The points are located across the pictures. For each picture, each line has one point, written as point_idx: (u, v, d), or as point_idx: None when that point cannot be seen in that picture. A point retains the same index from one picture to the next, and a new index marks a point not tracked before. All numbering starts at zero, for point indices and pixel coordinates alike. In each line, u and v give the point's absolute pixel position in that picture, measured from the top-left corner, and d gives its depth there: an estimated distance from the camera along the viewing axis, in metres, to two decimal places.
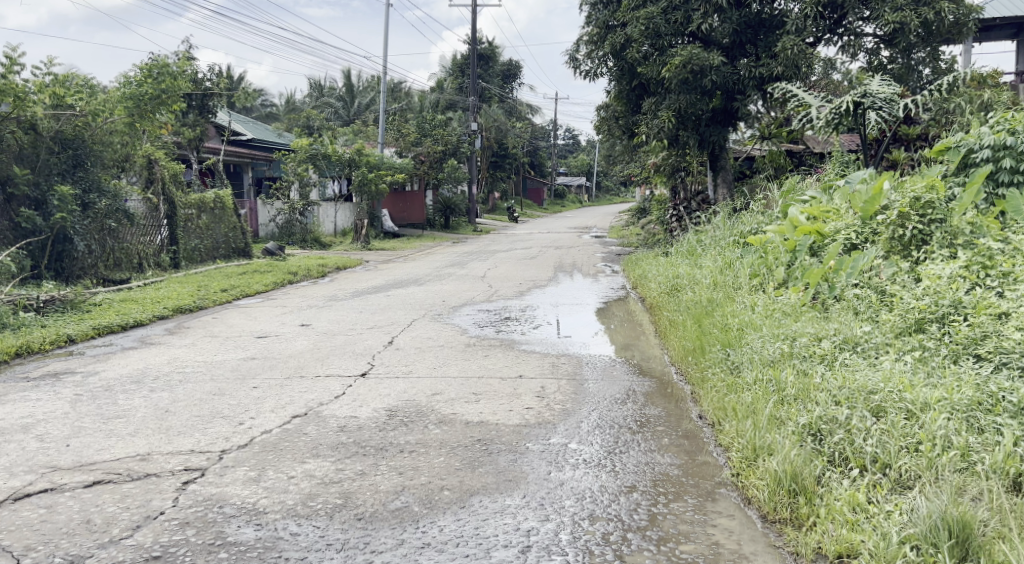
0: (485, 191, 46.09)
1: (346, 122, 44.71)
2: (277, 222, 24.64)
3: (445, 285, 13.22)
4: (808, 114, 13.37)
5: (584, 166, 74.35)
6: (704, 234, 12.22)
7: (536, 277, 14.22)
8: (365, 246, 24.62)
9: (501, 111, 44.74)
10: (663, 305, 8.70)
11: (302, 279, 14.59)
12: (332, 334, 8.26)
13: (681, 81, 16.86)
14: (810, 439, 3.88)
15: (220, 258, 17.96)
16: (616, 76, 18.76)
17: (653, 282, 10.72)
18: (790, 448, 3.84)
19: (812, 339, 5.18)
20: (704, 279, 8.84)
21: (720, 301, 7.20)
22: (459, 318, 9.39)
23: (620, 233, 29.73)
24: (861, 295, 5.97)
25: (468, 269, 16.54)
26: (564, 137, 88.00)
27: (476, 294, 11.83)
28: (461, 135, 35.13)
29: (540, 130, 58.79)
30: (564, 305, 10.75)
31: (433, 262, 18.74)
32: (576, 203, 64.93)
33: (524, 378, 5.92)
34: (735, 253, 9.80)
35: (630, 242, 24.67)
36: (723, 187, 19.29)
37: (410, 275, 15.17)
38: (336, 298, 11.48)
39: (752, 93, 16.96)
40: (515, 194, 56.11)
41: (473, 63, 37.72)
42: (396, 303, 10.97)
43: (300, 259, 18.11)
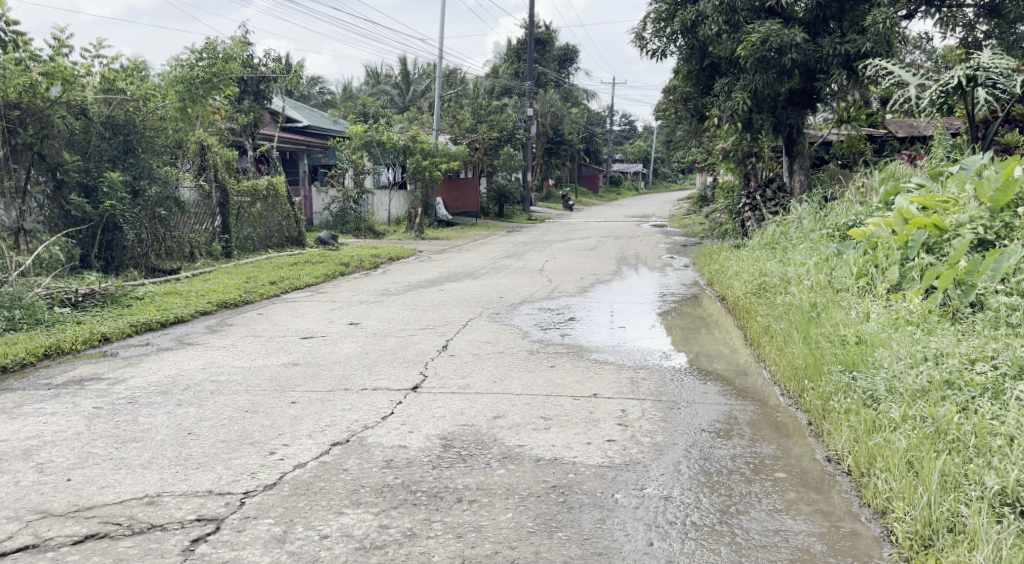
0: (540, 179, 45.21)
1: (402, 109, 44.16)
2: (332, 211, 24.16)
3: (503, 279, 12.39)
4: (905, 93, 12.71)
5: (640, 153, 72.87)
6: (788, 225, 11.24)
7: (600, 271, 13.31)
8: (420, 235, 23.98)
9: (558, 97, 43.75)
10: (752, 309, 7.81)
11: (353, 270, 13.94)
12: (383, 335, 7.50)
13: (758, 60, 15.82)
14: (1011, 516, 3.02)
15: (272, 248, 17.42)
16: (685, 56, 17.76)
17: (735, 279, 9.81)
18: (985, 530, 2.98)
19: (966, 361, 4.29)
20: (798, 279, 7.93)
21: (828, 311, 6.31)
22: (519, 318, 8.56)
23: (681, 222, 28.69)
24: (1012, 305, 5.06)
25: (525, 260, 15.72)
26: (620, 123, 86.63)
27: (538, 289, 10.99)
28: (518, 121, 34.36)
29: (596, 116, 57.63)
30: (633, 303, 9.84)
31: (490, 253, 17.95)
32: (632, 191, 63.60)
33: (599, 398, 5.07)
34: (830, 248, 8.84)
35: (693, 232, 23.58)
36: (800, 175, 18.06)
37: (466, 267, 14.38)
38: (389, 293, 10.73)
39: (836, 71, 15.80)
40: (569, 182, 55.16)
41: (530, 48, 36.89)
42: (454, 298, 10.17)
43: (353, 249, 17.49)
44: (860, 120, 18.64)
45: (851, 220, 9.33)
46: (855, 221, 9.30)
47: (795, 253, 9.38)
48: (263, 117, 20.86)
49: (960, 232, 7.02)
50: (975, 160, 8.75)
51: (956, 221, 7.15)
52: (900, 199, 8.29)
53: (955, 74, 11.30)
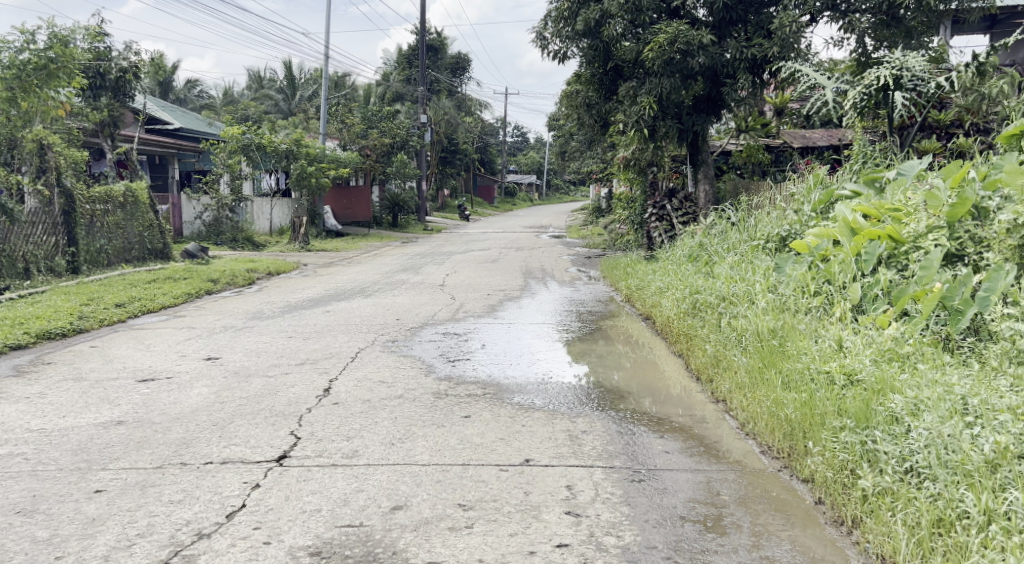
0: (434, 188, 43.70)
1: (287, 114, 41.89)
2: (204, 220, 22.14)
3: (398, 297, 10.95)
4: (823, 97, 12.10)
5: (533, 164, 72.21)
6: (707, 237, 10.22)
7: (507, 287, 12.04)
8: (304, 246, 22.17)
9: (452, 104, 42.37)
10: (691, 335, 6.80)
11: (223, 289, 12.23)
12: (248, 375, 6.00)
13: (664, 63, 14.93)
14: None
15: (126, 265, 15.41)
16: (588, 59, 16.75)
17: (659, 295, 8.78)
18: None
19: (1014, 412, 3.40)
20: (739, 297, 6.95)
21: (791, 339, 5.31)
22: (420, 348, 7.13)
23: (580, 232, 27.85)
24: None
25: (421, 274, 14.33)
26: (513, 134, 86.18)
27: (438, 309, 9.62)
28: (410, 128, 32.92)
29: (490, 125, 56.52)
30: (546, 326, 8.54)
31: (382, 267, 16.47)
32: (527, 201, 62.80)
33: (535, 467, 3.82)
34: (765, 261, 7.93)
35: (596, 242, 22.73)
36: (705, 184, 17.11)
37: (356, 284, 12.84)
38: (261, 317, 9.13)
39: (744, 76, 15.14)
40: (464, 192, 53.93)
41: (423, 55, 35.47)
42: (340, 322, 8.67)
43: (226, 263, 15.68)
44: (758, 129, 18.02)
45: (783, 229, 8.42)
46: (788, 231, 8.36)
47: (724, 266, 8.41)
48: (123, 116, 18.66)
49: (921, 244, 6.11)
50: (915, 164, 7.93)
51: (913, 231, 6.26)
52: (843, 206, 7.42)
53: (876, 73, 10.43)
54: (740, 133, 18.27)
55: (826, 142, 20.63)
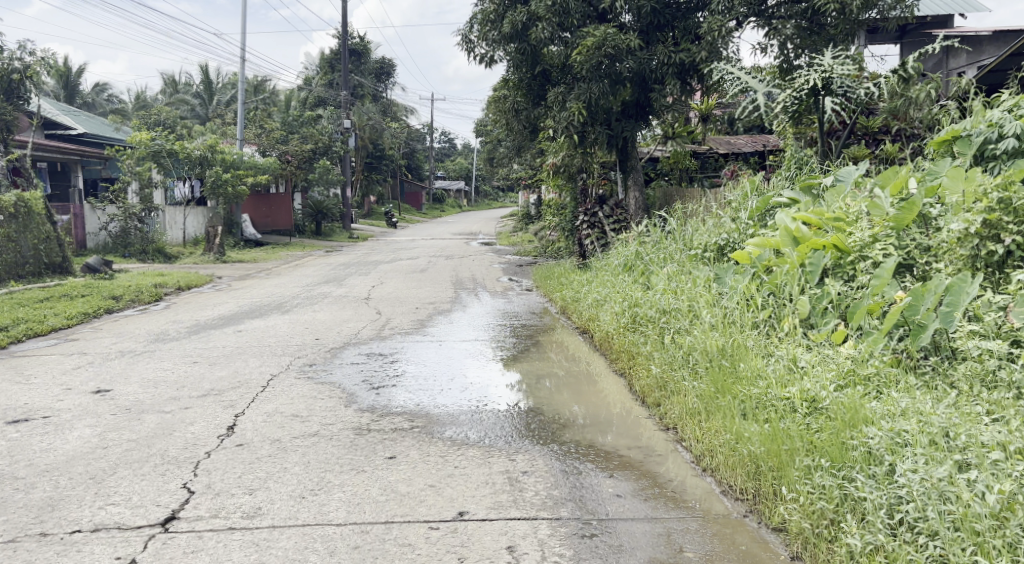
0: (360, 195, 42.69)
1: (204, 119, 40.38)
2: (110, 231, 20.97)
3: (318, 312, 10.30)
4: (756, 100, 11.89)
5: (461, 170, 71.46)
6: (643, 245, 9.83)
7: (435, 299, 11.48)
8: (220, 256, 21.17)
9: (377, 109, 41.45)
10: (633, 353, 6.39)
11: (125, 307, 11.37)
12: (141, 411, 5.35)
13: (592, 67, 14.63)
14: None
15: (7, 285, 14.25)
16: (514, 63, 16.28)
17: (596, 308, 8.36)
18: None
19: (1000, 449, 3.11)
20: (682, 311, 6.56)
21: (742, 359, 4.91)
22: (342, 373, 6.52)
23: (509, 239, 27.45)
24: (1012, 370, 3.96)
25: (345, 287, 13.69)
26: (439, 140, 85.41)
27: (361, 326, 9.02)
28: (333, 134, 32.02)
29: (417, 130, 55.63)
30: (477, 342, 8.01)
31: (303, 278, 15.75)
32: (456, 207, 62.08)
33: (470, 524, 3.35)
34: (705, 271, 7.57)
35: (526, 249, 22.35)
36: (634, 191, 16.82)
37: (274, 298, 12.10)
38: (165, 339, 8.39)
39: (672, 81, 14.91)
40: (391, 198, 53.01)
41: (345, 58, 34.51)
42: (253, 343, 8.01)
43: (132, 277, 14.76)
44: (685, 135, 17.93)
45: (721, 238, 8.07)
46: (726, 240, 8.02)
47: (662, 277, 8.04)
48: (17, 121, 17.29)
49: (868, 253, 5.73)
50: (851, 170, 7.63)
51: (858, 239, 5.89)
52: (782, 214, 7.10)
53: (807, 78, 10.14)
54: (666, 139, 18.16)
55: (751, 148, 20.63)
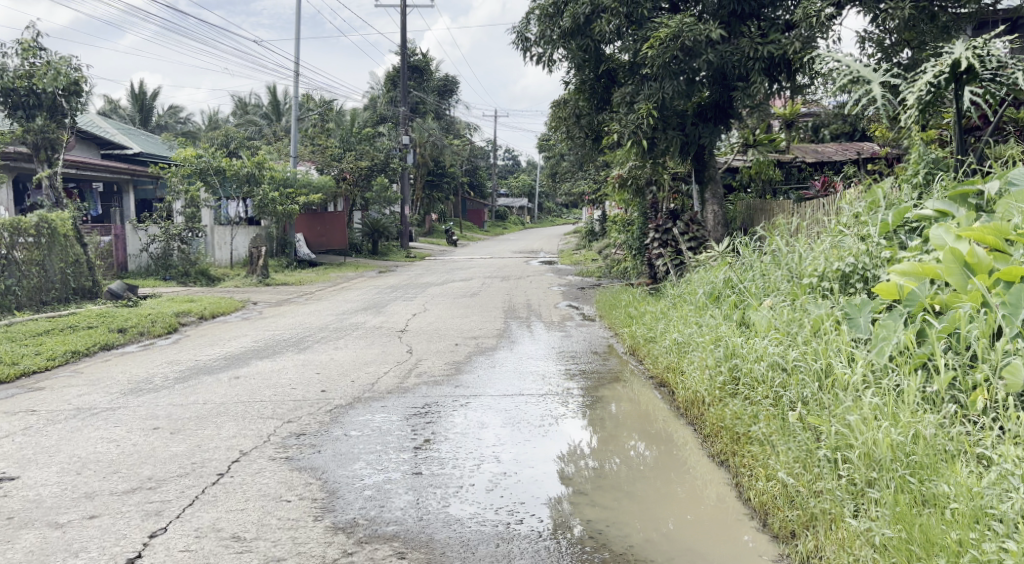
0: (420, 212, 41.34)
1: (263, 136, 39.63)
2: (151, 252, 19.94)
3: (341, 350, 8.64)
4: (870, 94, 9.60)
5: (525, 187, 70.34)
6: (734, 269, 7.85)
7: (481, 332, 9.71)
8: (264, 279, 19.85)
9: (437, 127, 40.06)
10: (735, 431, 4.52)
11: (129, 341, 9.97)
12: (29, 518, 3.76)
13: (665, 63, 12.70)
14: None
15: (23, 313, 13.08)
16: (576, 64, 14.52)
17: (677, 357, 6.38)
18: None
19: None
20: (802, 367, 4.66)
21: (939, 478, 3.15)
22: (332, 451, 4.80)
23: (572, 257, 25.65)
24: None
25: (384, 315, 12.06)
26: (503, 157, 84.19)
27: (384, 372, 7.30)
28: (392, 150, 30.66)
29: (480, 147, 54.24)
30: (523, 397, 6.13)
31: (343, 304, 14.24)
32: (519, 225, 60.56)
33: None
34: (825, 307, 5.59)
35: (591, 269, 20.49)
36: (712, 204, 14.76)
37: (298, 330, 10.51)
38: (142, 389, 6.83)
39: (760, 78, 12.80)
40: (453, 216, 51.70)
41: (405, 73, 33.06)
42: (242, 397, 6.36)
43: (156, 304, 13.52)
44: (767, 144, 15.91)
45: (847, 261, 6.00)
46: (853, 266, 5.95)
47: (766, 316, 6.05)
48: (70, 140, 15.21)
49: None
50: None
51: None
52: (941, 230, 5.08)
53: (949, 58, 7.57)
54: (746, 147, 16.10)
55: (842, 158, 18.28)
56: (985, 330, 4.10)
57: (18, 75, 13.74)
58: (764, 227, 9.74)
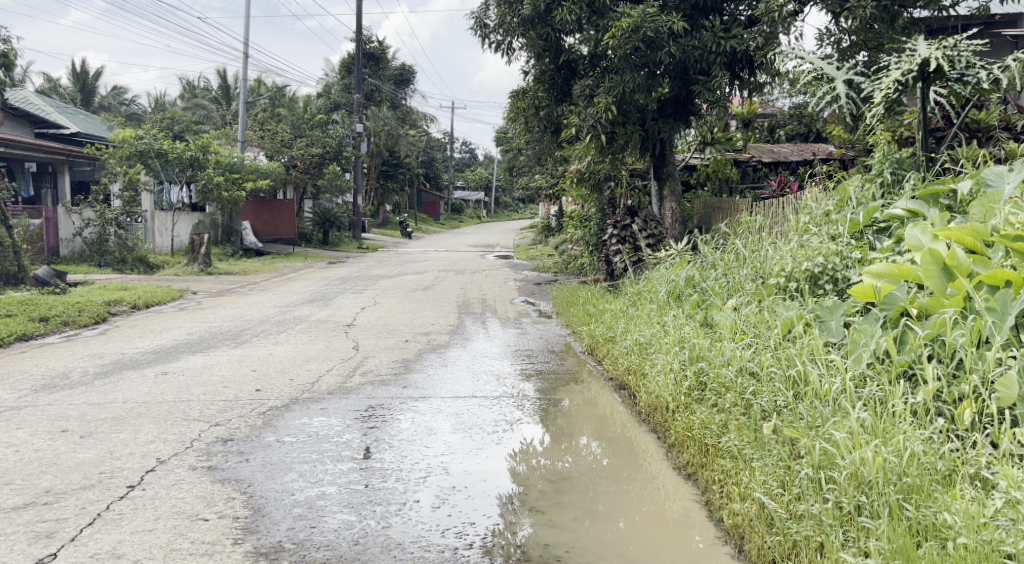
0: (374, 203, 40.60)
1: (212, 121, 38.50)
2: (85, 237, 19.04)
3: (281, 345, 8.13)
4: (835, 93, 9.18)
5: (480, 181, 69.95)
6: (697, 267, 7.50)
7: (433, 328, 9.26)
8: (206, 268, 19.07)
9: (392, 117, 39.30)
10: (702, 442, 4.16)
11: (51, 332, 9.34)
12: None
13: (626, 55, 12.33)
14: None
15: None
16: (534, 53, 14.10)
17: (637, 359, 6.00)
18: None
19: None
20: (773, 372, 4.30)
21: (940, 507, 2.83)
22: (260, 462, 4.32)
23: (527, 252, 25.26)
24: None
25: (330, 308, 11.54)
26: (460, 150, 83.55)
27: (326, 370, 6.83)
28: (345, 138, 29.89)
29: (436, 139, 53.58)
30: (474, 401, 5.69)
31: (288, 296, 13.66)
32: (474, 219, 60.05)
33: None
34: (794, 309, 5.25)
35: (546, 265, 20.16)
36: (671, 201, 14.30)
37: (238, 322, 9.96)
38: (57, 386, 6.27)
39: (721, 73, 12.45)
40: (408, 208, 50.97)
41: (359, 60, 32.24)
42: (166, 396, 5.84)
43: (86, 293, 12.83)
44: (725, 142, 15.68)
45: (816, 261, 5.67)
46: (822, 266, 5.61)
47: (732, 317, 5.70)
48: None
49: None
50: (1004, 171, 5.29)
51: None
52: (916, 230, 4.75)
53: (917, 56, 7.11)
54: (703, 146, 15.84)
55: (799, 158, 18.13)
56: (973, 338, 3.79)
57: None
58: (727, 227, 9.40)
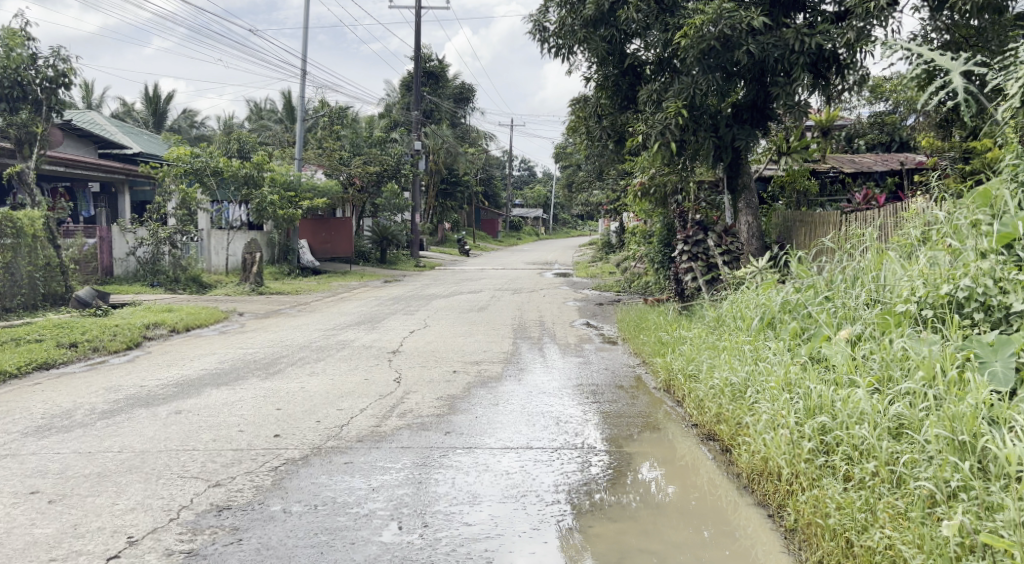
0: (432, 221, 39.97)
1: (274, 141, 38.46)
2: (139, 256, 18.66)
3: (315, 376, 7.23)
4: (951, 87, 7.57)
5: (540, 198, 69.22)
6: (795, 288, 6.31)
7: (485, 357, 8.25)
8: (257, 287, 18.47)
9: (452, 134, 38.67)
10: (845, 538, 3.22)
11: (77, 359, 8.68)
12: None
13: (700, 55, 11.19)
14: None
15: None
16: (597, 59, 13.08)
17: (730, 403, 4.89)
18: None
19: None
20: (931, 436, 3.32)
21: None
22: (254, 546, 3.45)
23: (588, 270, 24.13)
24: None
25: (376, 332, 10.67)
26: (521, 168, 83.11)
27: (359, 409, 5.90)
28: (403, 155, 29.24)
29: (496, 157, 52.94)
30: (528, 454, 4.67)
31: (336, 318, 12.88)
32: (533, 236, 59.19)
33: None
34: (938, 345, 4.13)
35: (610, 283, 19.03)
36: (746, 214, 13.12)
37: (275, 349, 9.14)
38: (52, 429, 5.49)
39: (803, 74, 11.11)
40: (466, 225, 50.34)
41: (417, 76, 31.64)
42: (168, 443, 4.98)
43: (128, 315, 12.23)
44: (802, 152, 13.27)
45: (960, 283, 4.53)
46: (971, 289, 4.48)
47: (849, 353, 4.58)
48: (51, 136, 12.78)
49: None
50: None
51: None
52: None
53: None
54: (777, 154, 13.62)
55: (884, 168, 16.49)
56: None
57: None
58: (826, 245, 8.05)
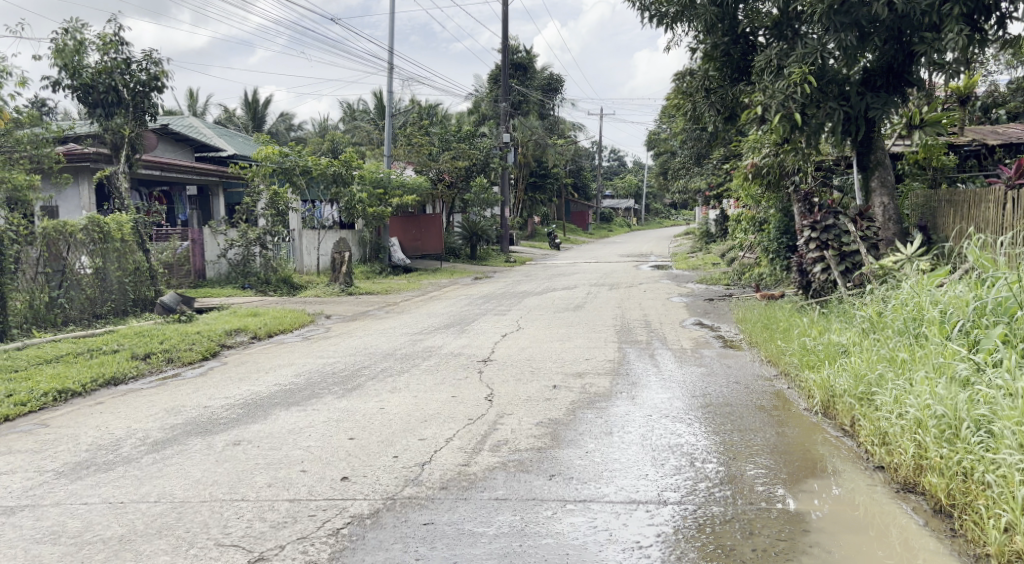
0: (523, 215, 38.96)
1: (363, 140, 38.15)
2: (229, 259, 18.19)
3: (396, 394, 6.25)
4: None
5: (632, 189, 67.44)
6: (990, 282, 4.90)
7: (590, 368, 7.12)
8: (346, 288, 17.82)
9: (541, 126, 37.54)
10: None
11: (147, 373, 7.97)
12: None
13: (829, 11, 9.71)
14: None
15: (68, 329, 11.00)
16: (705, 27, 11.72)
17: (939, 446, 3.73)
18: None
19: None
20: None
21: None
22: None
23: (691, 262, 22.58)
24: None
25: (467, 336, 9.66)
26: (611, 157, 81.41)
27: (444, 440, 4.87)
28: (493, 148, 28.28)
29: (585, 148, 51.53)
30: (666, 513, 3.59)
31: (424, 320, 11.96)
32: (625, 227, 57.62)
33: None
34: None
35: (717, 274, 17.52)
36: (881, 195, 11.39)
37: (357, 359, 8.25)
38: (93, 465, 4.69)
39: (954, 27, 9.43)
40: (557, 219, 49.19)
41: (506, 67, 30.57)
42: (216, 490, 4.07)
43: (211, 320, 11.61)
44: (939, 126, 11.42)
45: None
46: None
47: None
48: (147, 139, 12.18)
49: None
50: None
51: None
52: None
53: None
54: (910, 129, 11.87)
55: None
56: None
57: (99, 69, 11.12)
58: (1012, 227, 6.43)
